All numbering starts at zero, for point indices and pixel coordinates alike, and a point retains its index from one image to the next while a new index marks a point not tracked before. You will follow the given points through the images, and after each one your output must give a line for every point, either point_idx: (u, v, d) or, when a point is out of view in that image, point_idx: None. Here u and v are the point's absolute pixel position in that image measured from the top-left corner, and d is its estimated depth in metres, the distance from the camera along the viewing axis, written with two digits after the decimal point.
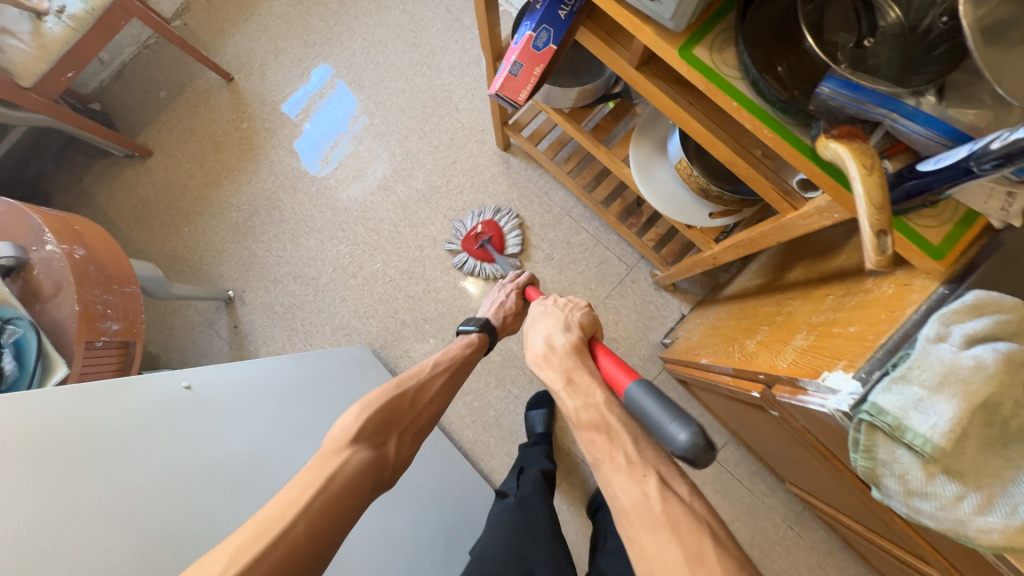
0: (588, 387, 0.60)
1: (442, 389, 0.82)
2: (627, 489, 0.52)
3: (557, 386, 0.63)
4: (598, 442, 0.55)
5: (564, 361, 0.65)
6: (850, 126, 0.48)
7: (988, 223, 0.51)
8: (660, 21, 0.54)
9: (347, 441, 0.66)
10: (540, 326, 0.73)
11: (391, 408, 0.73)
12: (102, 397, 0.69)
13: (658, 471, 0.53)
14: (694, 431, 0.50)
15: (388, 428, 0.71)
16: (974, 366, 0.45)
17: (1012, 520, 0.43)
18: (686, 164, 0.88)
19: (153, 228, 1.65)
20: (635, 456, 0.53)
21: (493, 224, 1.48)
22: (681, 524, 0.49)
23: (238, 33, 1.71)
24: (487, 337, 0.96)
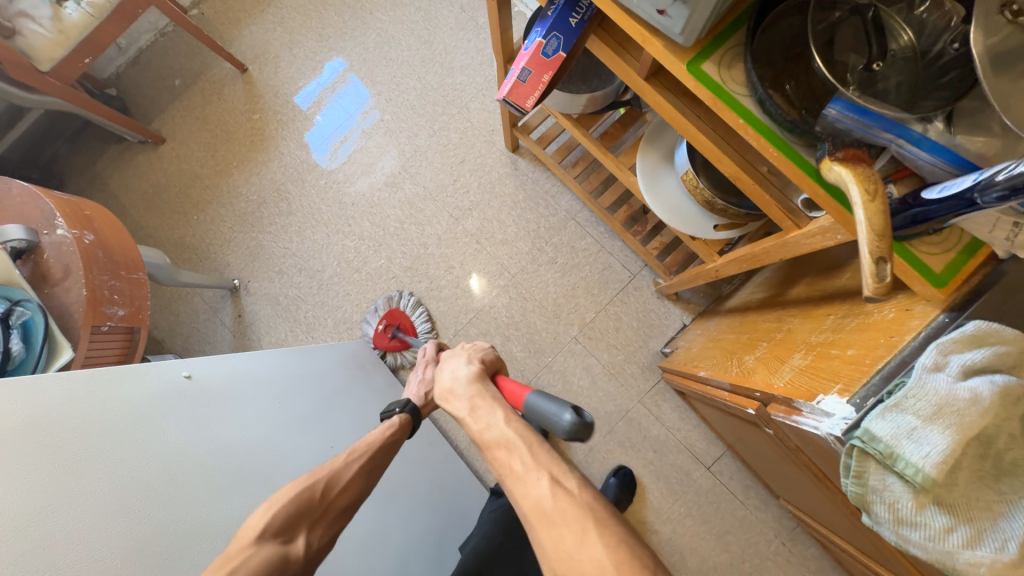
0: (490, 409, 0.62)
1: (360, 474, 0.73)
2: (526, 492, 0.52)
3: (462, 412, 0.63)
4: (502, 456, 0.56)
5: (470, 389, 0.66)
6: (855, 149, 0.47)
7: (992, 252, 0.50)
8: (670, 35, 0.54)
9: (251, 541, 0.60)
10: (446, 363, 0.72)
11: (302, 504, 0.65)
12: (100, 385, 0.68)
13: (551, 472, 0.53)
14: (575, 413, 0.57)
15: (297, 521, 0.64)
16: (970, 398, 0.44)
17: (1001, 555, 0.43)
18: (692, 176, 0.88)
19: (163, 215, 1.67)
20: (529, 460, 0.54)
21: (395, 310, 1.49)
22: (572, 518, 0.49)
23: (254, 24, 1.72)
24: (411, 420, 0.87)
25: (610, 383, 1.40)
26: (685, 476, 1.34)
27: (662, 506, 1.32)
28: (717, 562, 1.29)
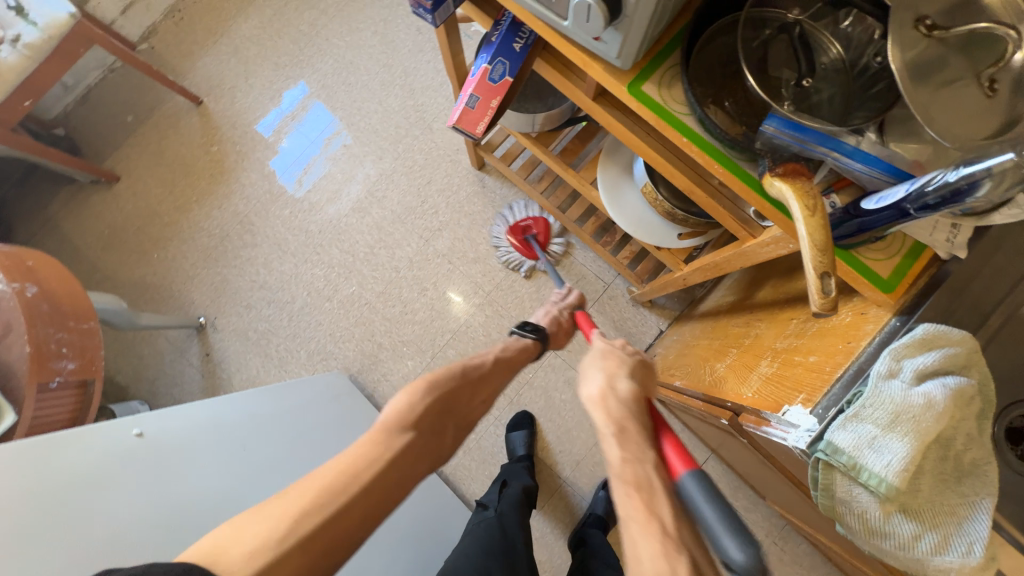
0: (640, 439, 0.51)
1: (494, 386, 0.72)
2: (654, 560, 0.43)
3: (604, 430, 0.53)
4: (635, 501, 0.47)
5: (623, 405, 0.54)
6: (794, 164, 0.48)
7: (935, 254, 0.51)
8: (608, 59, 0.54)
9: (409, 421, 0.58)
10: (597, 359, 0.61)
11: (449, 395, 0.64)
12: (41, 458, 0.64)
13: (691, 554, 0.44)
14: (755, 554, 0.42)
15: (443, 420, 0.63)
16: (924, 403, 0.45)
17: (968, 559, 0.43)
18: (651, 188, 0.89)
19: (121, 255, 1.61)
20: (671, 528, 0.45)
21: (544, 219, 1.44)
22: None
23: (208, 56, 1.69)
24: (538, 344, 0.84)
25: None
26: None
27: None
28: None
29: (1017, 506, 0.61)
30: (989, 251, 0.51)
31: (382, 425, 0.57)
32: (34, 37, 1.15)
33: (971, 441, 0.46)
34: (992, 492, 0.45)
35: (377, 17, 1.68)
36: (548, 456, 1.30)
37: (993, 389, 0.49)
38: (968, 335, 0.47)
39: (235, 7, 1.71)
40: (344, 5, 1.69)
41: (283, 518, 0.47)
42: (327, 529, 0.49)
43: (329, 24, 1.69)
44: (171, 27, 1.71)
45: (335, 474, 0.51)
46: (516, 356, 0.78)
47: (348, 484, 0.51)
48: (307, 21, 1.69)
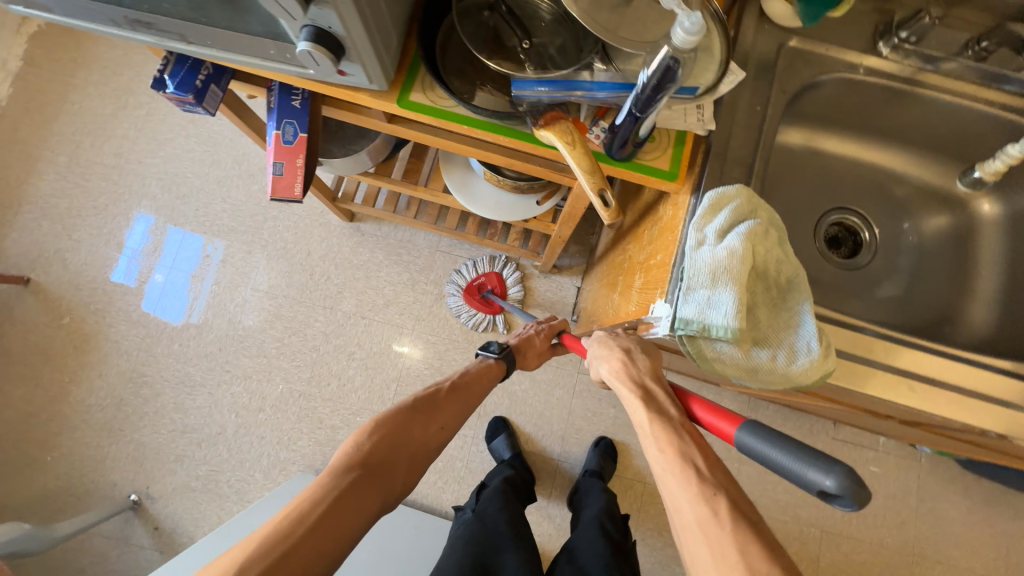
0: (663, 397, 0.58)
1: (452, 416, 0.78)
2: (693, 505, 0.48)
3: (629, 398, 0.60)
4: (668, 454, 0.52)
5: (640, 378, 0.61)
6: (552, 112, 0.55)
7: (696, 134, 0.60)
8: (366, 87, 0.58)
9: (353, 462, 0.64)
10: (604, 342, 0.68)
11: (403, 430, 0.71)
12: None
13: (729, 495, 0.48)
14: (839, 473, 0.41)
15: (398, 450, 0.69)
16: (729, 254, 0.52)
17: (812, 356, 0.51)
18: (490, 174, 0.94)
19: (8, 478, 1.40)
20: (706, 472, 0.50)
21: (495, 274, 1.48)
22: (752, 551, 0.45)
23: (14, 230, 1.53)
24: (504, 363, 0.88)
25: None
26: None
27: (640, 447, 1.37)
28: None
29: (851, 293, 0.74)
30: (730, 115, 0.61)
31: (330, 468, 0.63)
32: None
33: (781, 263, 0.55)
34: (809, 294, 0.54)
35: (183, 120, 1.61)
36: (534, 446, 1.33)
37: (780, 219, 0.58)
38: (741, 186, 0.56)
39: (23, 170, 1.56)
40: (143, 122, 1.60)
41: (234, 557, 0.52)
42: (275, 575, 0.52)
43: (135, 146, 1.59)
44: None
45: (270, 530, 0.55)
46: (478, 379, 0.83)
47: (295, 525, 0.56)
48: (110, 153, 1.58)
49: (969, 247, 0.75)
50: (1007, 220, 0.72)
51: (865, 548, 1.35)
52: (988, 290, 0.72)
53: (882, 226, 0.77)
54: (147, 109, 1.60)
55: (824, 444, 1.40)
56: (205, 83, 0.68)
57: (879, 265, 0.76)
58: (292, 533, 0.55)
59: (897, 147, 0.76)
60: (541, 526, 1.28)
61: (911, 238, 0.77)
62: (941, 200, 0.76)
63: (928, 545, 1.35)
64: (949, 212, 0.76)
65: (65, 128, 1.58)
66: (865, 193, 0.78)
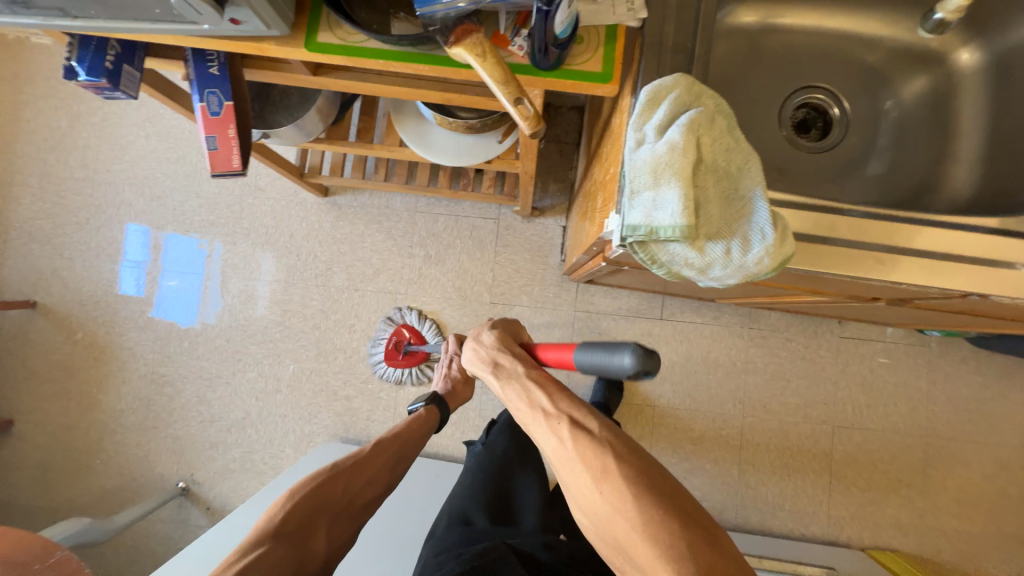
0: (512, 366, 0.66)
1: (380, 471, 0.82)
2: (546, 438, 0.58)
3: (486, 374, 0.68)
4: (520, 405, 0.62)
5: (491, 352, 0.70)
6: (464, 25, 0.51)
7: (628, 26, 0.56)
8: (268, 34, 0.55)
9: (266, 534, 0.67)
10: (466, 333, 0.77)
11: (323, 492, 0.75)
12: None
13: (570, 417, 0.58)
14: (631, 349, 0.49)
15: (315, 514, 0.72)
16: (669, 148, 0.50)
17: (768, 242, 0.49)
18: (439, 117, 0.90)
19: (66, 483, 1.53)
20: (548, 408, 0.60)
21: (405, 327, 1.46)
22: (589, 452, 0.55)
23: (9, 257, 1.56)
24: (436, 409, 0.95)
25: (545, 315, 1.44)
26: (650, 338, 1.41)
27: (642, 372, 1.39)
28: (718, 381, 1.39)
29: (825, 176, 0.70)
30: None
31: (244, 542, 0.66)
32: None
33: (728, 151, 0.52)
34: (760, 179, 0.51)
35: (139, 119, 1.57)
36: None
37: (727, 104, 0.54)
38: (680, 74, 0.52)
39: None
40: (101, 129, 1.57)
41: None
42: None
43: (99, 154, 1.57)
44: None
45: None
46: (406, 430, 0.88)
47: None
48: (77, 166, 1.57)
49: (950, 107, 0.69)
50: (988, 69, 0.67)
51: (878, 435, 1.37)
52: (971, 149, 0.67)
53: (855, 98, 0.72)
54: (102, 114, 1.57)
55: (830, 343, 1.39)
56: (116, 64, 0.65)
57: (856, 143, 0.71)
58: None
59: (864, 5, 0.69)
60: None
61: (888, 108, 0.71)
62: (918, 60, 0.70)
63: (941, 424, 1.36)
64: (927, 72, 0.70)
65: (27, 147, 1.57)
66: (835, 66, 0.72)
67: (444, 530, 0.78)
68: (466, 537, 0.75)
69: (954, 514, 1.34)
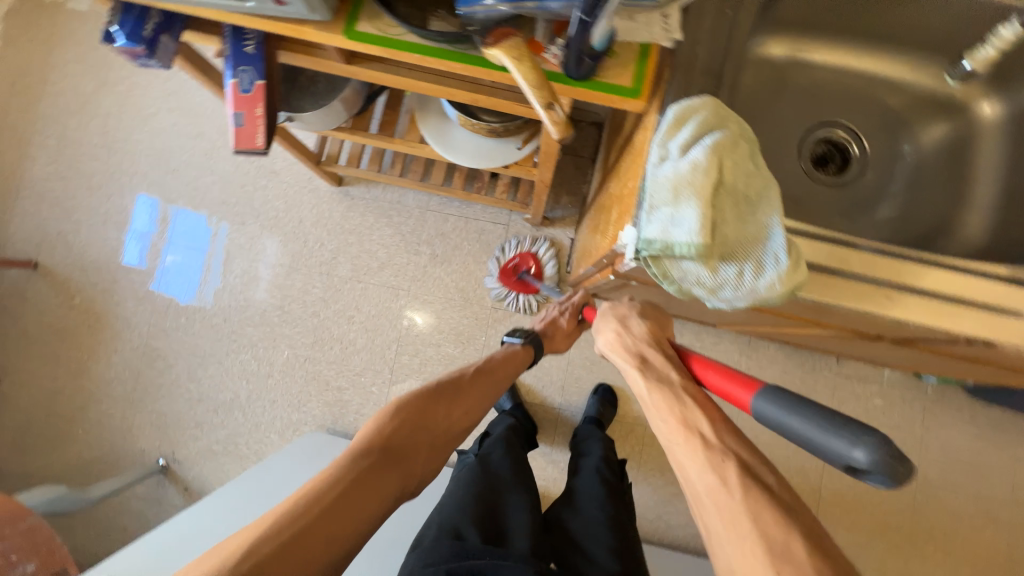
0: (662, 368, 0.70)
1: (475, 400, 0.82)
2: (704, 475, 0.56)
3: (629, 369, 0.73)
4: (671, 420, 0.63)
5: (637, 351, 0.75)
6: (501, 28, 0.52)
7: (662, 47, 0.57)
8: (308, 18, 0.56)
9: (371, 446, 0.68)
10: (605, 327, 0.82)
11: (425, 412, 0.76)
12: None
13: (737, 459, 0.56)
14: (872, 445, 0.45)
15: (417, 433, 0.74)
16: (691, 167, 0.51)
17: (781, 267, 0.50)
18: (464, 118, 0.91)
19: (46, 448, 1.51)
20: (714, 440, 0.59)
21: (529, 254, 1.42)
22: (764, 514, 0.51)
23: (16, 215, 1.56)
24: (529, 350, 0.95)
25: None
26: None
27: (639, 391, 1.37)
28: None
29: (839, 212, 0.71)
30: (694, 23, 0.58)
31: (352, 449, 0.68)
32: None
33: (749, 176, 0.53)
34: (778, 207, 0.52)
35: (163, 93, 1.59)
36: (534, 396, 1.35)
37: (751, 131, 0.56)
38: (708, 97, 0.54)
39: (16, 155, 1.57)
40: (124, 98, 1.58)
41: (247, 534, 0.55)
42: (288, 550, 0.55)
43: (120, 123, 1.58)
44: None
45: (290, 506, 0.58)
46: (502, 365, 0.89)
47: (312, 503, 0.59)
48: (97, 132, 1.58)
49: (966, 156, 0.71)
50: (1009, 122, 0.69)
51: None
52: (984, 199, 0.69)
53: (874, 139, 0.73)
54: (128, 84, 1.59)
55: (826, 380, 1.39)
56: (155, 34, 0.66)
57: (870, 181, 0.72)
58: (310, 509, 0.59)
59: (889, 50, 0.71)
60: (545, 470, 1.33)
61: (906, 151, 0.73)
62: (938, 106, 0.72)
63: (930, 472, 1.36)
64: (946, 120, 0.72)
65: (49, 110, 1.58)
66: (855, 105, 0.73)
67: (432, 542, 0.74)
68: (456, 553, 0.71)
69: (937, 565, 1.33)
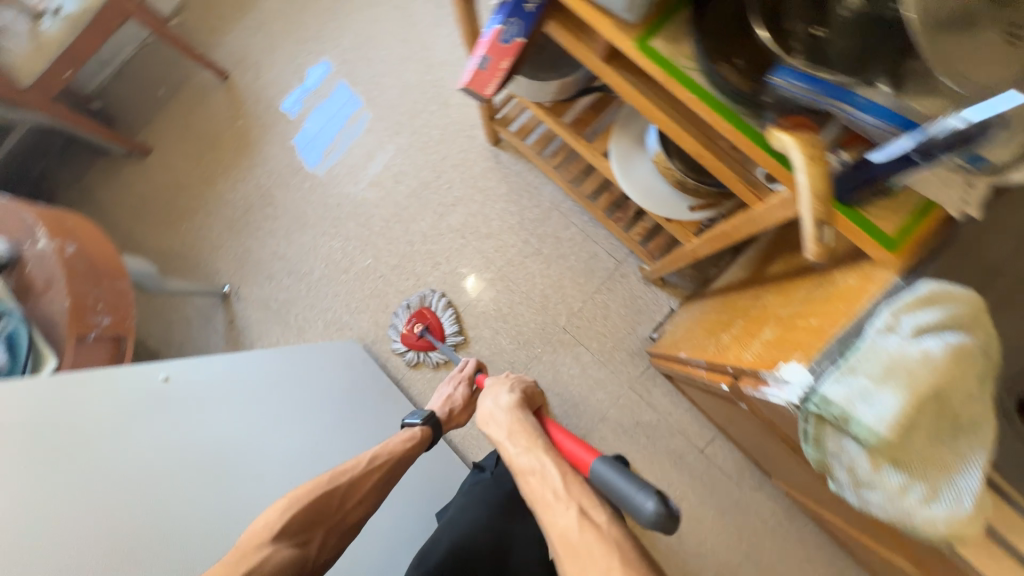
0: (525, 434, 0.70)
1: (374, 488, 0.79)
2: (565, 517, 0.55)
3: (501, 437, 0.71)
4: (531, 482, 0.62)
5: (507, 418, 0.74)
6: (799, 117, 0.49)
7: (944, 214, 0.50)
8: (617, 13, 0.54)
9: (273, 536, 0.65)
10: (492, 391, 0.84)
11: (319, 503, 0.71)
12: (84, 385, 0.75)
13: (578, 507, 0.56)
14: (658, 500, 0.53)
15: (312, 525, 0.69)
16: (920, 356, 0.44)
17: (957, 510, 0.43)
18: (662, 157, 0.89)
19: (152, 224, 1.69)
20: (561, 491, 0.58)
21: (426, 312, 1.48)
22: (595, 551, 0.51)
23: (234, 31, 1.74)
24: (430, 432, 0.94)
25: (600, 371, 1.41)
26: (679, 461, 1.34)
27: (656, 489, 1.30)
28: (714, 544, 1.29)
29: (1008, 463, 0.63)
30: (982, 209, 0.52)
31: (241, 548, 0.63)
32: (73, 9, 1.27)
33: (970, 398, 0.46)
34: (986, 447, 0.45)
35: None
36: None
37: (994, 351, 0.48)
38: (973, 293, 0.47)
39: None
40: None
41: None
42: None
43: None
44: (200, 3, 1.76)
45: None
46: (397, 449, 0.85)
47: None
48: None
49: None
50: None
51: None
52: None
53: None
54: None
55: None
56: None
57: None
58: None
59: None
60: None
61: None
62: None
63: None
64: None
65: None
66: None
67: (438, 568, 0.72)
68: None
69: None
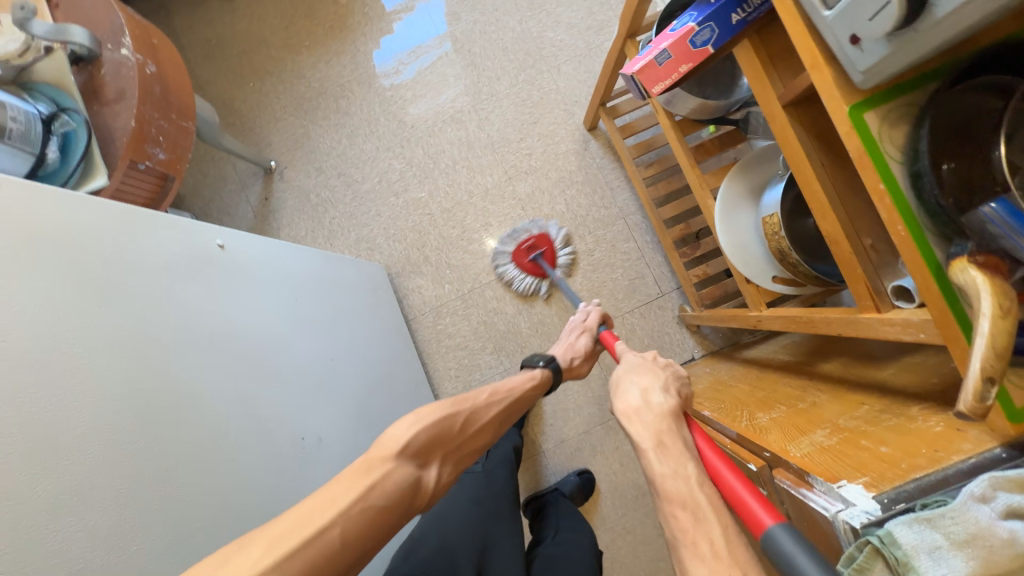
0: (678, 455, 0.56)
1: (492, 421, 0.80)
2: None
3: (643, 446, 0.59)
4: (682, 516, 0.50)
5: (656, 423, 0.61)
6: (999, 258, 0.44)
7: None
8: (847, 70, 0.48)
9: (394, 452, 0.63)
10: (637, 379, 0.70)
11: (441, 424, 0.70)
12: (151, 227, 0.73)
13: None
14: None
15: (430, 448, 0.67)
16: (1007, 539, 0.43)
17: None
18: (776, 220, 0.84)
19: (221, 71, 1.61)
20: (721, 548, 0.46)
21: (546, 236, 1.42)
22: None
23: None
24: (550, 376, 0.96)
25: None
26: None
27: (612, 517, 1.29)
28: None
29: None
30: None
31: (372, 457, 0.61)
32: None
33: None
34: None
35: None
36: (539, 424, 1.33)
37: None
38: None
39: None
40: None
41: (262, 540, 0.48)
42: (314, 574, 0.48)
43: None
44: None
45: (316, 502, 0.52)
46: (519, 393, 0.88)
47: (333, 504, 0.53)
48: None
49: None
50: None
51: None
52: None
53: None
54: None
55: None
56: None
57: None
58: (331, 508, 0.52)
59: None
60: None
61: None
62: None
63: None
64: None
65: None
66: None
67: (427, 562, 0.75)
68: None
69: None
